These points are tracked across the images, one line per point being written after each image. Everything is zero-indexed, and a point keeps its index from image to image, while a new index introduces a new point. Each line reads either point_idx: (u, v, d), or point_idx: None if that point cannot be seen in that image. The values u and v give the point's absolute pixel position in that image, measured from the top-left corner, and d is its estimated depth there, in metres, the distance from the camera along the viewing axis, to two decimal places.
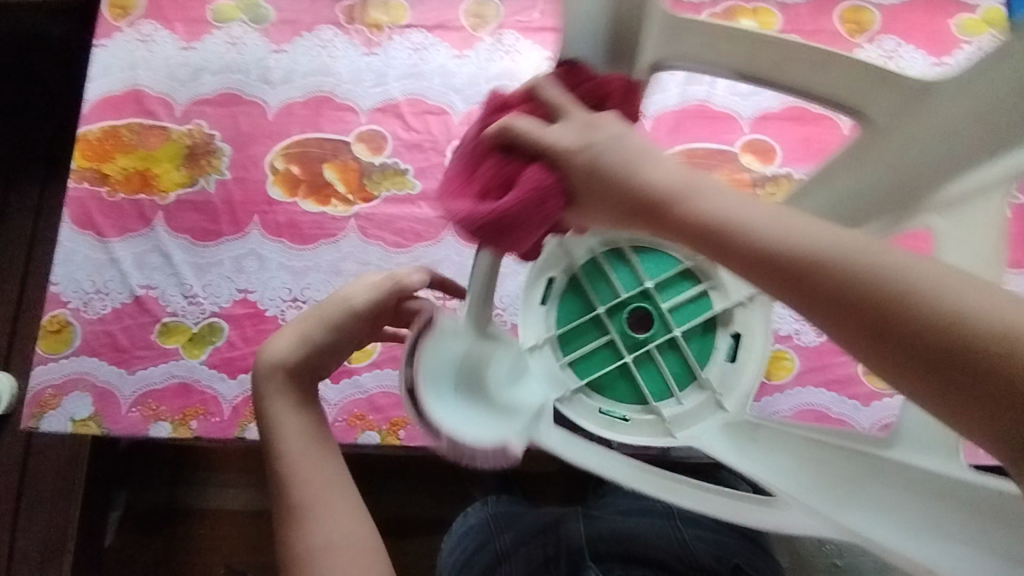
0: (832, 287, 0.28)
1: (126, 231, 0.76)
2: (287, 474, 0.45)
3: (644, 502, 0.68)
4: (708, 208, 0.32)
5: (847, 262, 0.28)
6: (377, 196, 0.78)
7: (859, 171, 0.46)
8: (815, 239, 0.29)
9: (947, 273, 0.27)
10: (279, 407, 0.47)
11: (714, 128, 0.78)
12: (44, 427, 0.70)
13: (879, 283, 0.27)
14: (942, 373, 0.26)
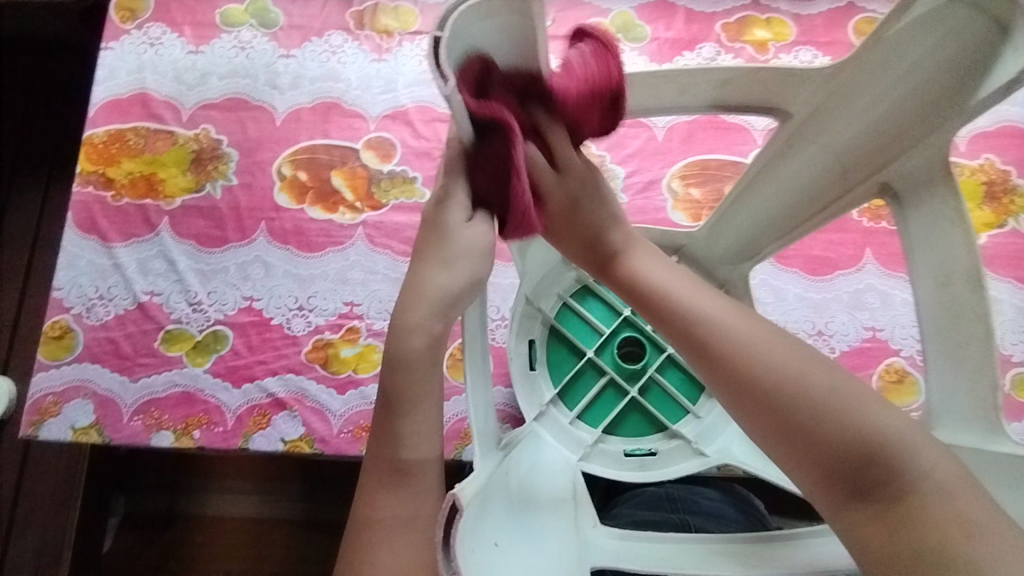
0: (746, 376, 0.38)
1: (131, 236, 0.75)
2: (402, 454, 0.43)
3: (657, 512, 0.63)
4: (669, 294, 0.43)
5: (765, 361, 0.38)
6: (385, 204, 0.77)
7: (803, 158, 0.52)
8: (747, 339, 0.39)
9: (870, 406, 0.35)
10: (399, 368, 0.44)
11: (726, 139, 0.77)
12: (43, 435, 0.68)
13: (780, 379, 0.37)
14: (800, 437, 0.36)
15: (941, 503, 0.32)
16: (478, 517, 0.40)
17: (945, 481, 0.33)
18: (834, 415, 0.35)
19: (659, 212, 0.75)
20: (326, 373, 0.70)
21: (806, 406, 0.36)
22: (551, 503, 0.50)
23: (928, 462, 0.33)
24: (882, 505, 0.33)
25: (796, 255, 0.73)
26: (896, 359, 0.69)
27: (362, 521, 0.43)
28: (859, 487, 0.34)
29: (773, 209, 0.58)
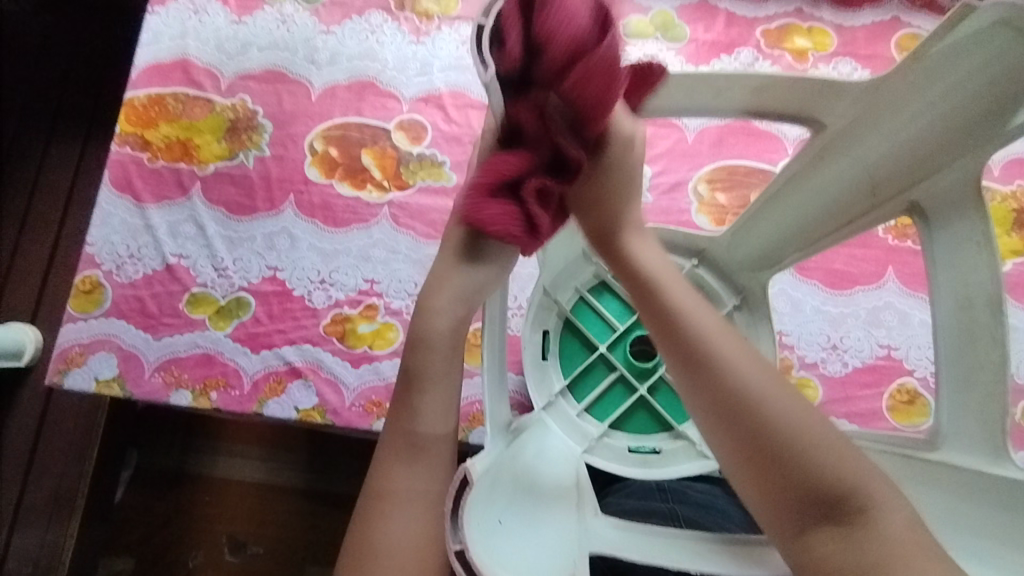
0: (739, 392, 0.39)
1: (164, 199, 0.77)
2: (419, 431, 0.45)
3: (647, 502, 0.61)
4: (669, 292, 0.45)
5: (756, 382, 0.40)
6: (412, 185, 0.78)
7: (836, 172, 0.52)
8: (739, 361, 0.41)
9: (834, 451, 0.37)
10: (418, 348, 0.46)
11: (757, 146, 0.77)
12: (68, 384, 0.71)
13: (782, 426, 0.38)
14: (768, 471, 0.37)
15: (902, 536, 0.34)
16: (485, 493, 0.42)
17: (904, 520, 0.35)
18: (819, 452, 0.36)
19: (682, 215, 0.75)
20: (343, 347, 0.72)
21: (797, 440, 0.37)
22: (556, 488, 0.51)
23: (894, 508, 0.35)
24: (850, 531, 0.35)
25: (817, 268, 0.73)
26: (908, 380, 0.69)
27: (376, 490, 0.44)
28: (831, 512, 0.35)
29: (794, 222, 0.58)
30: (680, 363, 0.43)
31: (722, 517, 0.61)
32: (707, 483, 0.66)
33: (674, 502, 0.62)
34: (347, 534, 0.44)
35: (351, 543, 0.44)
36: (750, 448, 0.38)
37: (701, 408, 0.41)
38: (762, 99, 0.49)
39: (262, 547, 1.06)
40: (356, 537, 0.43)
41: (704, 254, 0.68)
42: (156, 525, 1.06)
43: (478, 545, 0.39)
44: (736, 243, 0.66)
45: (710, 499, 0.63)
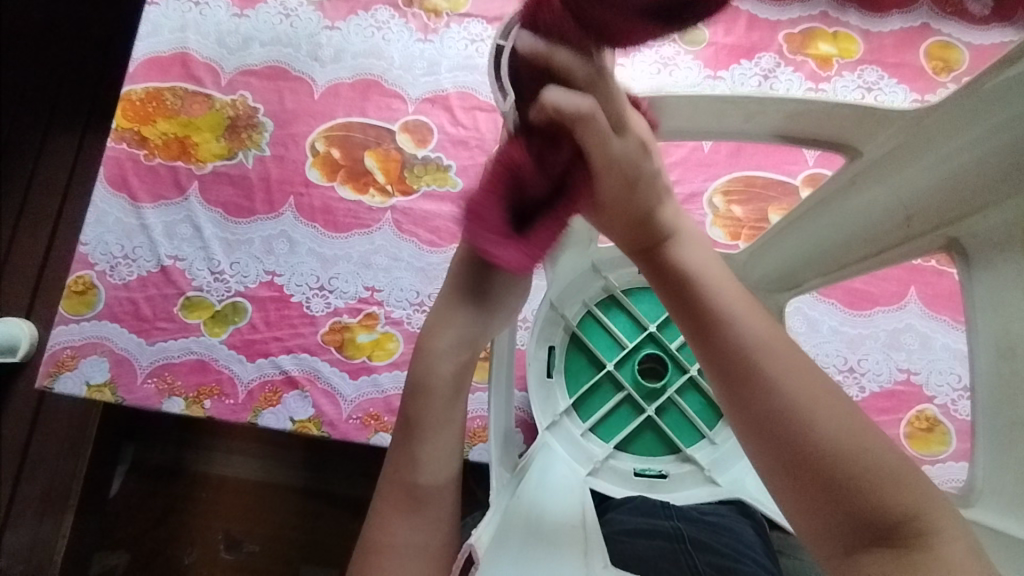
0: (787, 404, 0.33)
1: (160, 198, 0.75)
2: (420, 483, 0.43)
3: (650, 520, 0.58)
4: (712, 294, 0.38)
5: (811, 394, 0.34)
6: (416, 190, 0.75)
7: (871, 198, 0.49)
8: (793, 369, 0.35)
9: (891, 469, 0.32)
10: (417, 394, 0.44)
11: (776, 157, 0.74)
12: (58, 388, 0.69)
13: (842, 438, 0.32)
14: (825, 491, 0.32)
15: (967, 564, 0.30)
16: (493, 553, 0.42)
17: (963, 543, 0.31)
18: (877, 473, 0.32)
19: (696, 227, 0.72)
20: (341, 357, 0.69)
21: (852, 462, 0.32)
22: (563, 513, 0.50)
23: (954, 532, 0.31)
24: (914, 563, 0.30)
25: (836, 286, 0.70)
26: (928, 407, 0.66)
27: (373, 551, 0.41)
28: (885, 535, 0.31)
29: (821, 246, 0.56)
30: (717, 366, 0.36)
31: (732, 540, 0.57)
32: (713, 503, 0.63)
33: (677, 520, 0.59)
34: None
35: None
36: (799, 461, 0.33)
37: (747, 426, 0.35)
38: (793, 105, 0.45)
39: (257, 546, 1.05)
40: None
41: None
42: (150, 522, 1.05)
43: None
44: None
45: (717, 519, 0.60)
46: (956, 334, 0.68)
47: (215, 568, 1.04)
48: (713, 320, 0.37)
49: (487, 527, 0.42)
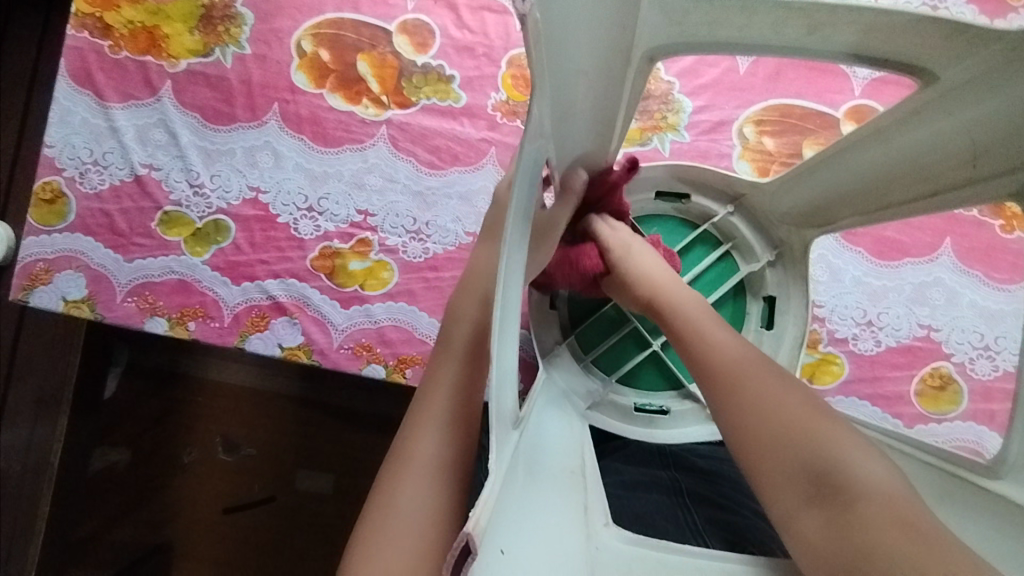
0: (723, 371, 0.44)
1: (130, 98, 0.67)
2: (431, 393, 0.47)
3: (649, 473, 0.58)
4: (670, 293, 0.51)
5: (756, 371, 0.43)
6: (414, 102, 0.68)
7: (936, 130, 0.42)
8: (745, 359, 0.44)
9: (814, 424, 0.39)
10: (460, 321, 0.49)
11: (817, 84, 0.66)
12: (34, 303, 0.64)
13: (769, 397, 0.41)
14: (759, 444, 0.40)
15: (879, 499, 0.35)
16: (501, 513, 0.31)
17: (878, 483, 0.36)
18: (815, 440, 0.38)
19: (722, 160, 0.66)
20: (332, 285, 0.65)
21: (780, 421, 0.40)
22: (561, 475, 0.43)
23: (894, 487, 0.36)
24: (832, 499, 0.36)
25: (865, 233, 0.65)
26: (944, 364, 0.63)
27: (400, 455, 0.45)
28: (811, 480, 0.37)
29: (866, 180, 0.50)
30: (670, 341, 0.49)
31: (728, 488, 0.56)
32: (712, 444, 0.62)
33: (674, 470, 0.59)
34: (367, 497, 0.45)
35: (370, 508, 0.44)
36: (734, 419, 0.42)
37: (722, 421, 0.43)
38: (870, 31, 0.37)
39: (253, 450, 1.07)
40: (376, 504, 0.44)
41: (742, 200, 0.63)
42: (150, 422, 1.06)
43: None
44: (788, 189, 0.59)
45: (715, 466, 0.59)
46: (986, 291, 0.64)
47: (213, 467, 1.06)
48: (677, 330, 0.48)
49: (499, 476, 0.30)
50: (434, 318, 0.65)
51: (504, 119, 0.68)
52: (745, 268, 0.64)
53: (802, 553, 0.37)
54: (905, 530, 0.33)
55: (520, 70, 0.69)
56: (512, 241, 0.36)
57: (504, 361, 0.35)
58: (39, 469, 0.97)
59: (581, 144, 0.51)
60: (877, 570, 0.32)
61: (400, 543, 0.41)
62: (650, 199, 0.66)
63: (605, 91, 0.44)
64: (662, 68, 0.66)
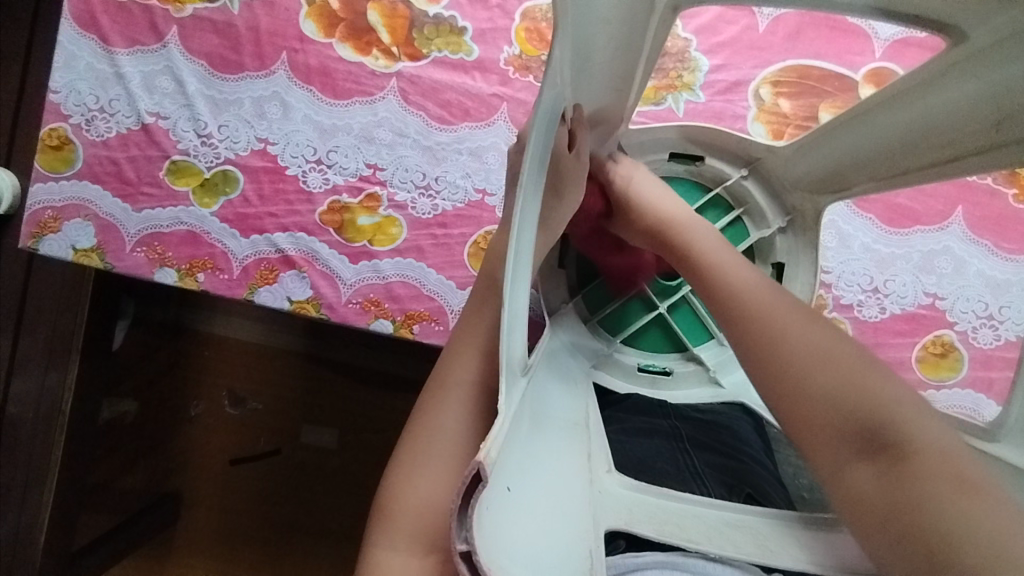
0: (775, 323, 0.45)
1: (135, 43, 0.66)
2: (466, 323, 0.48)
3: (649, 419, 0.59)
4: (708, 249, 0.53)
5: (803, 329, 0.45)
6: (426, 55, 0.67)
7: (962, 93, 0.42)
8: (790, 318, 0.45)
9: (872, 380, 0.41)
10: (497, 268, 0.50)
11: (838, 45, 0.65)
12: (44, 251, 0.64)
13: (817, 351, 0.43)
14: (818, 396, 0.41)
15: (936, 453, 0.36)
16: (509, 448, 0.31)
17: (935, 439, 0.37)
18: (866, 397, 0.40)
19: (737, 121, 0.65)
20: (341, 239, 0.65)
21: (829, 373, 0.41)
22: (568, 423, 0.45)
23: (944, 440, 0.37)
24: (889, 455, 0.37)
25: (877, 200, 0.65)
26: (947, 332, 0.63)
27: (438, 382, 0.46)
28: (867, 436, 0.39)
29: (883, 143, 0.50)
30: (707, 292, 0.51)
31: (729, 437, 0.57)
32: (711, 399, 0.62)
33: (674, 419, 0.59)
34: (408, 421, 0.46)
35: (409, 431, 0.46)
36: (781, 369, 0.43)
37: (766, 377, 0.44)
38: None
39: (260, 403, 1.09)
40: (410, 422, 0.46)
41: (757, 163, 0.63)
42: (157, 375, 1.09)
43: (492, 541, 0.27)
44: (806, 152, 0.58)
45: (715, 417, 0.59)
46: (994, 261, 0.64)
47: (221, 420, 1.09)
48: (720, 284, 0.50)
49: (507, 412, 0.30)
50: (442, 274, 0.65)
51: (516, 74, 0.67)
52: (755, 234, 0.65)
53: (850, 505, 0.39)
54: (961, 483, 0.35)
55: (534, 24, 0.68)
56: (529, 189, 0.36)
57: (517, 303, 0.36)
58: (48, 415, 0.86)
59: (601, 98, 0.50)
60: (931, 522, 0.34)
61: (437, 466, 0.44)
62: (663, 161, 0.66)
63: (625, 42, 0.44)
64: (679, 25, 0.65)
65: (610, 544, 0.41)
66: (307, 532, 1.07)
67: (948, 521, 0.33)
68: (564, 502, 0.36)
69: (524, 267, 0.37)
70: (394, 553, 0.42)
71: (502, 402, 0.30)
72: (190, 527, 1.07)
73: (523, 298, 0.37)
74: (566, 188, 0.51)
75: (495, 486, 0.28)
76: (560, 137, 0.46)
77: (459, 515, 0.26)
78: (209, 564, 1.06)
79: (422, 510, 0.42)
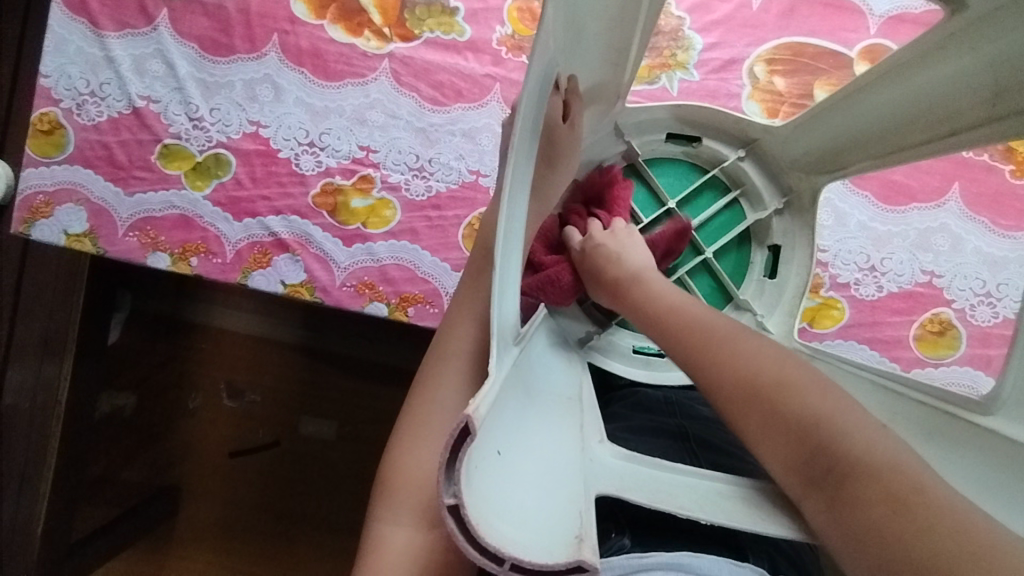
0: (703, 339, 0.44)
1: (125, 27, 0.66)
2: (462, 299, 0.48)
3: (655, 417, 0.59)
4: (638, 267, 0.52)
5: (733, 343, 0.43)
6: (418, 36, 0.67)
7: (957, 68, 0.42)
8: (723, 334, 0.44)
9: (803, 398, 0.39)
10: (490, 246, 0.50)
11: (833, 22, 0.64)
12: (35, 236, 0.64)
13: (746, 366, 0.41)
14: (758, 420, 0.40)
15: (871, 471, 0.35)
16: (499, 409, 0.31)
17: (871, 452, 0.36)
18: (799, 418, 0.38)
19: (731, 100, 0.64)
20: (334, 222, 0.65)
21: (759, 391, 0.40)
22: (558, 397, 0.44)
23: (881, 450, 0.36)
24: (830, 481, 0.36)
25: (873, 177, 0.64)
26: (944, 310, 0.63)
27: (433, 357, 0.46)
28: (811, 462, 0.37)
29: (880, 120, 0.50)
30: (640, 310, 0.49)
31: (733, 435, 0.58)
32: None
33: (681, 417, 0.59)
34: (406, 398, 0.46)
35: (405, 408, 0.46)
36: (715, 389, 0.42)
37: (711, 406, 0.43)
38: None
39: (257, 395, 1.09)
40: (407, 399, 0.46)
41: (755, 144, 0.62)
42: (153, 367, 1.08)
43: (478, 497, 0.27)
44: (802, 130, 0.58)
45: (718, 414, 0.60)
46: (992, 237, 0.63)
47: (218, 412, 1.09)
48: (646, 306, 0.49)
49: (495, 374, 0.30)
50: (436, 257, 0.65)
51: (509, 55, 0.67)
52: (752, 216, 0.64)
53: (815, 527, 0.38)
54: (895, 505, 0.33)
55: (526, 3, 0.67)
56: (520, 155, 0.35)
57: (506, 266, 0.35)
58: (44, 406, 0.85)
59: (596, 72, 0.50)
60: (876, 550, 0.33)
61: (433, 440, 0.43)
62: (660, 141, 0.65)
63: (619, 13, 0.43)
64: (672, 3, 0.64)
65: (616, 545, 0.44)
66: (307, 523, 1.06)
67: (893, 548, 0.32)
68: (553, 468, 0.35)
69: (514, 233, 0.37)
70: (396, 528, 0.42)
71: (491, 365, 0.30)
72: (189, 521, 1.07)
73: (513, 265, 0.37)
74: (559, 161, 0.51)
75: (482, 442, 0.27)
76: (553, 107, 0.45)
77: (445, 469, 0.26)
78: (209, 556, 1.06)
79: (420, 485, 0.42)
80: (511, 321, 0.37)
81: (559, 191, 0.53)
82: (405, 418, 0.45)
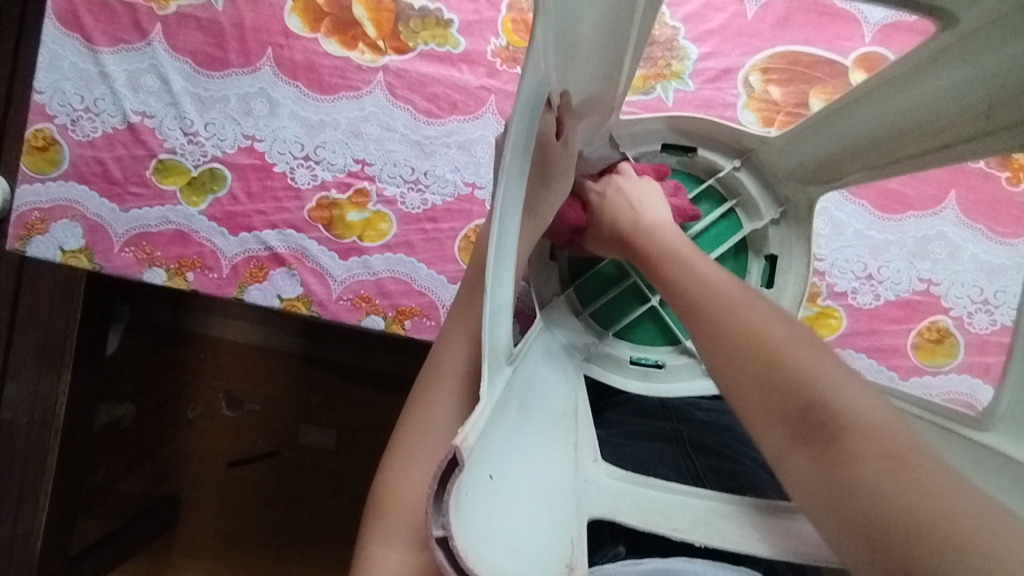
0: (722, 303, 0.45)
1: (119, 42, 0.66)
2: (456, 318, 0.48)
3: (652, 424, 0.59)
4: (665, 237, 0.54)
5: (741, 307, 0.44)
6: (412, 48, 0.66)
7: (950, 79, 0.42)
8: (736, 302, 0.45)
9: (812, 358, 0.39)
10: (484, 263, 0.50)
11: (827, 31, 0.64)
12: (31, 252, 0.64)
13: (758, 326, 0.42)
14: (761, 373, 0.39)
15: (864, 425, 0.34)
16: (491, 435, 0.31)
17: (864, 409, 0.35)
18: (800, 376, 0.38)
19: (726, 109, 0.64)
20: (330, 236, 0.65)
21: (767, 345, 0.40)
22: (554, 415, 0.44)
23: (880, 414, 0.35)
24: (822, 434, 0.35)
25: (870, 186, 0.64)
26: (942, 318, 0.63)
27: (427, 377, 0.46)
28: (804, 415, 0.37)
29: (875, 130, 0.49)
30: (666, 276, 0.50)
31: (730, 439, 0.57)
32: (712, 399, 0.63)
33: (676, 422, 0.59)
34: (400, 414, 0.46)
35: (399, 428, 0.46)
36: (722, 341, 0.43)
37: (714, 372, 0.43)
38: None
39: (257, 404, 1.09)
40: (401, 420, 0.46)
41: (750, 154, 0.62)
42: (152, 378, 1.08)
43: (468, 527, 0.27)
44: (796, 141, 0.58)
45: (716, 418, 0.60)
46: (989, 245, 0.63)
47: (217, 421, 1.09)
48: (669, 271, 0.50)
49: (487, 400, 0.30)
50: (432, 269, 0.65)
51: (503, 66, 0.67)
52: (749, 226, 0.64)
53: (795, 488, 0.37)
54: (886, 458, 0.33)
55: (520, 15, 0.67)
56: (512, 176, 0.35)
57: (500, 290, 0.35)
58: (43, 419, 0.85)
59: (590, 86, 0.50)
60: (858, 497, 0.32)
61: (428, 457, 0.43)
62: (656, 152, 0.65)
63: (612, 29, 0.43)
64: (667, 13, 0.64)
65: (612, 553, 0.43)
66: (307, 532, 1.06)
67: (879, 496, 0.31)
68: (547, 492, 0.36)
69: (508, 255, 0.37)
70: (390, 550, 0.41)
71: (483, 389, 0.30)
72: (190, 531, 1.07)
73: (507, 287, 0.37)
74: (554, 176, 0.50)
75: (473, 472, 0.27)
76: (547, 123, 0.45)
77: (433, 497, 0.26)
78: (210, 566, 1.05)
79: (415, 504, 0.42)
80: (505, 343, 0.37)
81: (554, 205, 0.53)
82: (399, 439, 0.45)
